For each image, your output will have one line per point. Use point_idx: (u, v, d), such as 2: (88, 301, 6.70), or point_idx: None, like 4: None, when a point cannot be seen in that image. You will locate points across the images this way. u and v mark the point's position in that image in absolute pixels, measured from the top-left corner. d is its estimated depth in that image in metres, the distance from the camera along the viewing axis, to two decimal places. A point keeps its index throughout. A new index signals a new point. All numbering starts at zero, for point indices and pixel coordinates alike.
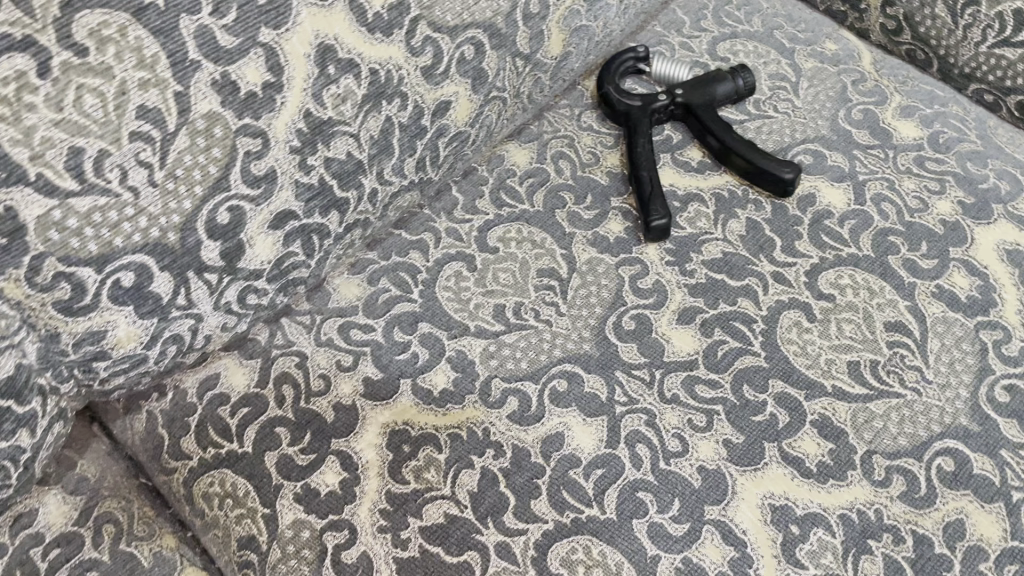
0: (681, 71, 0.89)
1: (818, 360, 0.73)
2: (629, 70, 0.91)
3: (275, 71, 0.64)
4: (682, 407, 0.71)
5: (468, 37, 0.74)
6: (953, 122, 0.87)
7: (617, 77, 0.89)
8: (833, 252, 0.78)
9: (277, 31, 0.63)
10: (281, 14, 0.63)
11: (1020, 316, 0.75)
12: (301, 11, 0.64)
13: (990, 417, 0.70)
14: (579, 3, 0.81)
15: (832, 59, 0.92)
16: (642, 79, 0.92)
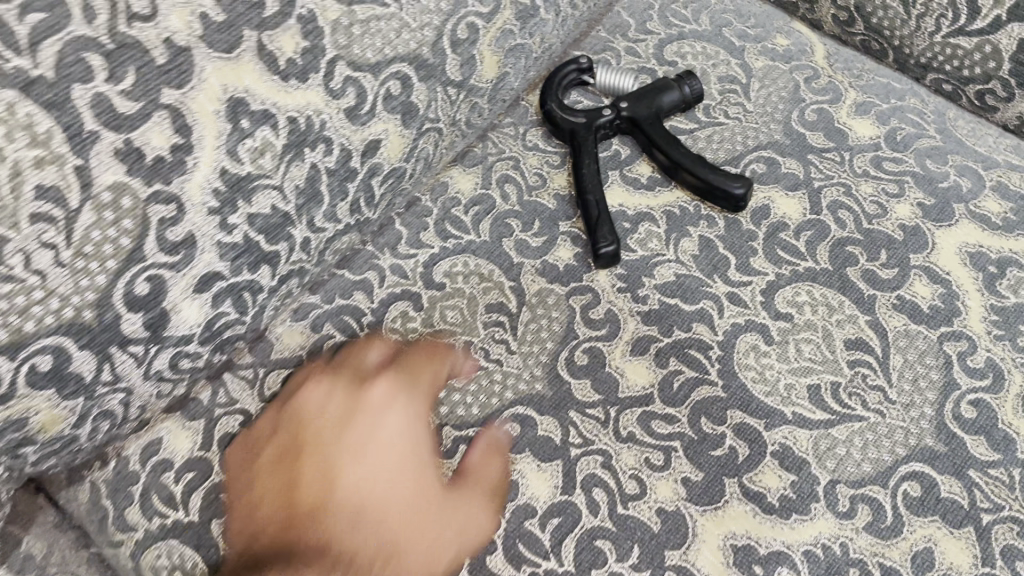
0: (627, 81, 0.86)
1: (777, 386, 0.70)
2: (573, 83, 0.87)
3: (183, 132, 0.60)
4: (639, 445, 0.69)
5: (393, 72, 0.70)
6: (910, 116, 0.84)
7: (561, 91, 0.86)
8: (789, 268, 0.75)
9: (181, 90, 0.59)
10: (185, 74, 0.59)
11: (985, 324, 0.72)
12: (205, 67, 0.60)
13: (957, 435, 0.68)
14: (511, 23, 0.77)
15: (783, 56, 0.88)
16: (588, 91, 0.89)
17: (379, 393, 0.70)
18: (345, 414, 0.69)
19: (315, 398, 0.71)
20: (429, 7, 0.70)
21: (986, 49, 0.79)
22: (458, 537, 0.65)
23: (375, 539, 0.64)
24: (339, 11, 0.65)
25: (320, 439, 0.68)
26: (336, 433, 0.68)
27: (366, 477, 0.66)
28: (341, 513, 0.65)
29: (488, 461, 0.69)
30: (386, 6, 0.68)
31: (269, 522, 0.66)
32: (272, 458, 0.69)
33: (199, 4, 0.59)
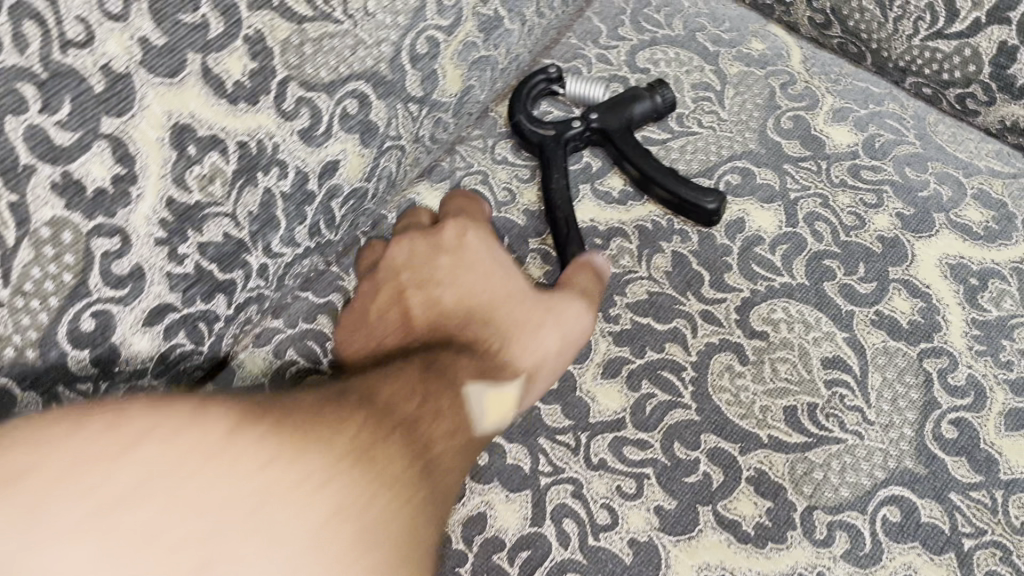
0: (598, 91, 0.83)
1: (752, 409, 0.68)
2: (543, 92, 0.84)
3: (125, 162, 0.58)
4: (610, 473, 0.66)
5: (350, 90, 0.67)
6: (889, 122, 0.81)
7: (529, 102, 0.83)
8: (764, 283, 0.73)
9: (122, 118, 0.56)
10: (124, 102, 0.56)
11: (967, 339, 0.70)
12: (147, 92, 0.57)
13: (938, 457, 0.66)
14: (474, 35, 0.74)
15: (759, 61, 0.86)
16: (558, 100, 0.86)
17: (459, 230, 0.70)
18: (421, 258, 0.68)
19: (401, 252, 0.70)
20: (385, 22, 0.67)
21: (966, 52, 0.75)
22: (558, 327, 0.66)
23: (483, 326, 0.64)
24: (289, 30, 0.62)
25: (409, 276, 0.68)
26: (450, 260, 0.68)
27: (482, 251, 0.69)
28: (466, 318, 0.64)
29: (591, 283, 0.71)
30: (340, 23, 0.65)
31: (396, 341, 0.66)
32: (386, 301, 0.68)
33: (138, 28, 0.56)
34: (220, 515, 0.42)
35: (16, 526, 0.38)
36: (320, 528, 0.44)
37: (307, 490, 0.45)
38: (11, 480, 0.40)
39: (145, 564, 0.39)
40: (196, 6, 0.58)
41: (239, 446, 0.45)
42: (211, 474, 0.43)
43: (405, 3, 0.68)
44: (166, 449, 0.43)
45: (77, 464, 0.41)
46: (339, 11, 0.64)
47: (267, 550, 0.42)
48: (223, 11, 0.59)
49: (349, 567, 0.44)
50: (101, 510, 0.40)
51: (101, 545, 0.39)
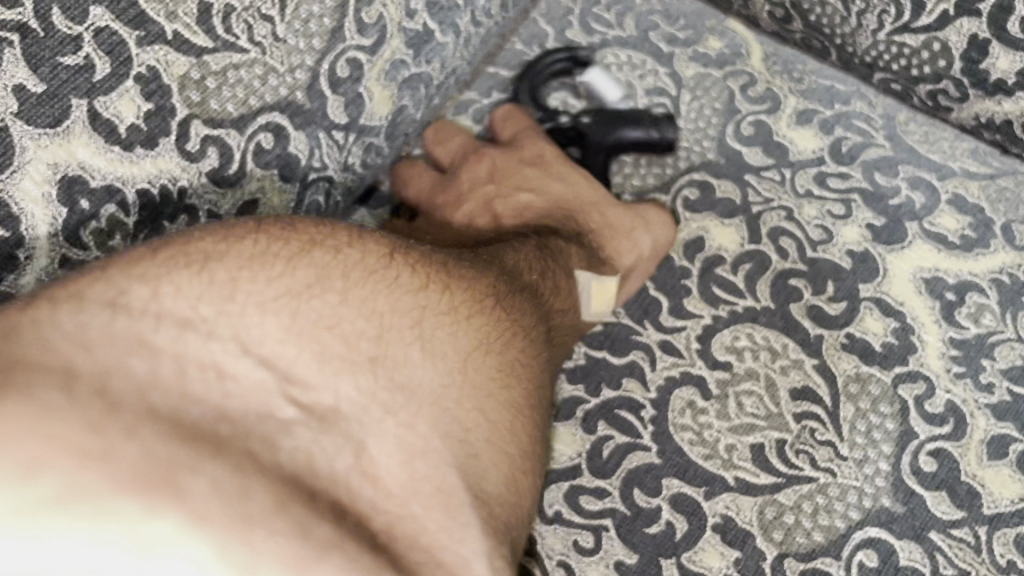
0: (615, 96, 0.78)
1: (717, 449, 0.64)
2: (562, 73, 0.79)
3: (8, 224, 0.49)
4: (566, 526, 0.62)
5: (262, 124, 0.60)
6: (857, 123, 0.75)
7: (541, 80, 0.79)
8: (727, 308, 0.68)
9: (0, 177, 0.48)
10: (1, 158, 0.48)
11: (944, 361, 0.66)
12: (28, 147, 0.49)
13: (916, 493, 0.61)
14: (402, 52, 0.68)
15: (717, 61, 0.80)
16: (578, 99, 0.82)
17: (541, 146, 0.71)
18: (505, 172, 0.70)
19: (482, 169, 0.70)
20: (298, 47, 0.60)
21: (935, 47, 0.66)
22: (649, 231, 0.68)
23: (583, 221, 0.68)
24: (187, 64, 0.55)
25: (495, 187, 0.69)
26: (538, 171, 0.70)
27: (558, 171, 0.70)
28: (565, 215, 0.68)
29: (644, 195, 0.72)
30: (245, 52, 0.58)
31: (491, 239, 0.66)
32: (472, 209, 0.69)
33: (13, 76, 0.48)
34: (392, 319, 0.47)
35: (217, 297, 0.44)
36: (470, 350, 0.50)
37: (457, 317, 0.50)
38: (207, 257, 0.45)
39: (335, 344, 0.46)
40: (79, 46, 0.51)
41: (399, 270, 0.50)
42: (366, 289, 0.48)
43: (319, 25, 0.61)
44: (339, 257, 0.48)
45: (265, 251, 0.46)
46: (244, 39, 0.57)
47: (428, 356, 0.48)
48: (109, 50, 0.52)
49: (494, 383, 0.50)
50: (292, 295, 0.45)
51: (292, 324, 0.45)
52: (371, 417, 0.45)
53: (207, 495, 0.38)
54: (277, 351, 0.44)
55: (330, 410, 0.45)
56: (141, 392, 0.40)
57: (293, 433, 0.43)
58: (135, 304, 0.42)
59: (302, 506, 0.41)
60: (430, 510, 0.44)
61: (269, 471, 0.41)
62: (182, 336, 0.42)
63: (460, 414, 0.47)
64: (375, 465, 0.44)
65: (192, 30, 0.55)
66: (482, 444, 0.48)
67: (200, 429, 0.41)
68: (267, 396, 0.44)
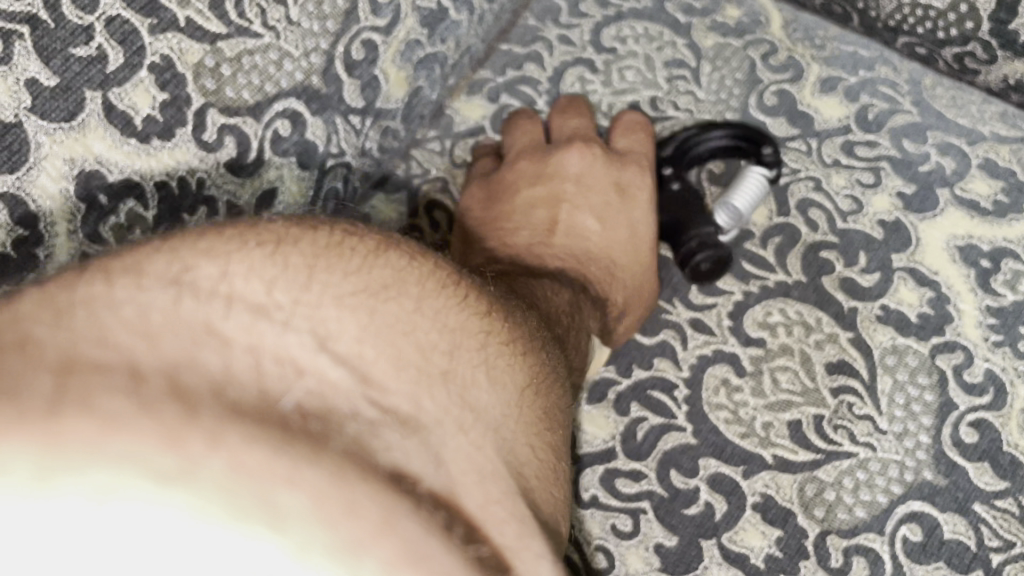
0: (738, 203, 0.66)
1: (753, 426, 0.63)
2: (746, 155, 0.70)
3: (27, 223, 0.48)
4: (603, 510, 0.61)
5: (281, 111, 0.58)
6: (883, 89, 0.73)
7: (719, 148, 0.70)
8: (757, 283, 0.67)
9: (15, 173, 0.47)
10: (16, 155, 0.47)
11: (982, 329, 0.65)
12: (43, 141, 0.48)
13: (958, 465, 0.61)
14: (417, 32, 0.65)
15: (736, 29, 0.77)
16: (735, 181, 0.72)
17: (643, 181, 0.68)
18: (594, 183, 0.67)
19: (574, 163, 0.67)
20: (312, 30, 0.58)
21: (961, 9, 0.64)
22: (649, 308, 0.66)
23: (619, 270, 0.65)
24: (201, 52, 0.53)
25: (573, 191, 0.67)
26: (619, 200, 0.67)
27: (623, 213, 0.66)
28: (605, 266, 0.65)
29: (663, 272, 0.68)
30: (259, 37, 0.55)
31: (533, 244, 0.65)
32: (537, 196, 0.67)
33: (24, 69, 0.46)
34: (463, 337, 0.39)
35: (292, 283, 0.36)
36: (525, 386, 0.42)
37: (515, 349, 0.43)
38: (278, 239, 0.37)
39: (412, 352, 0.37)
40: (90, 36, 0.48)
41: (469, 289, 0.42)
42: (443, 300, 0.39)
43: (333, 6, 0.59)
44: (416, 260, 0.40)
45: (338, 244, 0.38)
46: (257, 23, 0.55)
47: (494, 382, 0.40)
48: (122, 40, 0.49)
49: (542, 424, 0.43)
50: (371, 293, 0.37)
51: (371, 324, 0.37)
52: (447, 434, 0.37)
53: (307, 514, 0.30)
54: (355, 349, 0.36)
55: (411, 420, 0.36)
56: (216, 389, 0.32)
57: (381, 438, 0.34)
58: (205, 286, 0.34)
59: (408, 511, 0.33)
60: (517, 542, 0.36)
61: (368, 478, 0.32)
62: (255, 324, 0.34)
63: (517, 449, 0.40)
64: (459, 488, 0.36)
65: (204, 16, 0.52)
66: (534, 482, 0.40)
67: (288, 426, 0.32)
68: (345, 399, 0.35)
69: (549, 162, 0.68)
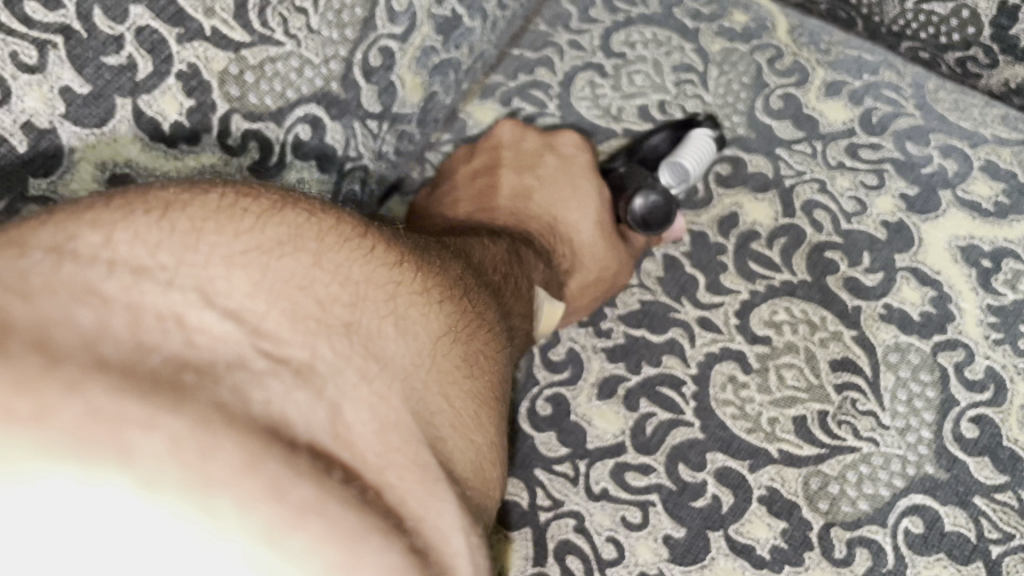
0: (685, 161, 0.69)
1: (760, 422, 0.65)
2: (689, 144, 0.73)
3: None
4: (613, 502, 0.63)
5: (300, 116, 0.60)
6: (887, 93, 0.75)
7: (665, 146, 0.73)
8: (763, 283, 0.69)
9: (51, 177, 0.49)
10: (51, 159, 0.49)
11: (982, 328, 0.66)
12: (75, 147, 0.50)
13: (959, 460, 0.62)
14: (432, 38, 0.67)
15: (743, 35, 0.79)
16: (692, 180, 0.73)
17: (580, 144, 0.70)
18: (532, 153, 0.70)
19: (509, 134, 0.71)
20: (332, 38, 0.60)
21: (964, 14, 0.66)
22: (605, 263, 0.66)
23: (563, 226, 0.67)
24: (225, 60, 0.54)
25: (512, 157, 0.69)
26: (558, 162, 0.69)
27: (565, 173, 0.68)
28: (547, 224, 0.66)
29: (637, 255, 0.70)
30: (281, 45, 0.57)
31: (474, 209, 0.66)
32: (477, 168, 0.70)
33: (59, 78, 0.48)
34: (366, 288, 0.42)
35: (177, 246, 0.37)
36: (441, 336, 0.44)
37: (430, 299, 0.45)
38: (166, 204, 0.38)
39: (310, 304, 0.39)
40: (121, 45, 0.50)
41: (376, 244, 0.44)
42: (341, 254, 0.42)
43: (352, 14, 0.60)
44: (314, 216, 0.42)
45: (229, 204, 0.40)
46: (279, 31, 0.56)
47: (404, 332, 0.42)
48: (151, 48, 0.51)
49: (459, 372, 0.44)
50: (263, 249, 0.39)
51: (263, 279, 0.38)
52: (346, 381, 0.38)
53: (164, 457, 0.31)
54: (246, 305, 0.37)
55: (306, 367, 0.37)
56: (88, 346, 0.32)
57: (265, 386, 0.35)
58: (83, 248, 0.35)
59: (281, 459, 0.33)
60: (414, 486, 0.37)
61: (237, 425, 0.33)
62: (135, 284, 0.35)
63: (427, 397, 0.41)
64: (352, 432, 0.37)
65: (230, 25, 0.54)
66: (448, 429, 0.42)
67: (158, 379, 0.33)
68: (233, 350, 0.36)
69: (490, 141, 0.71)
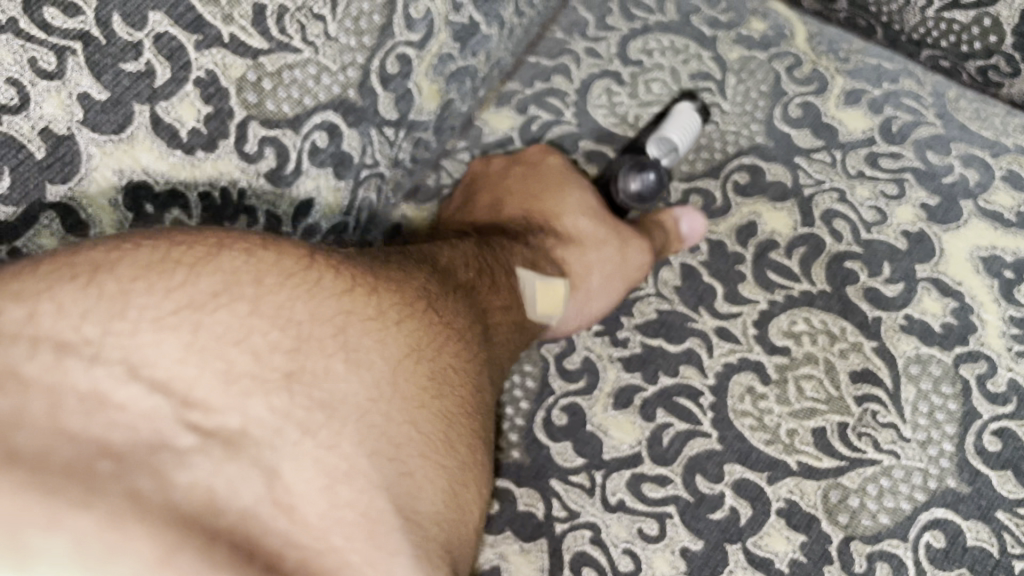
0: (673, 135, 0.71)
1: (778, 433, 0.64)
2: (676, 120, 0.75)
3: (78, 231, 0.50)
4: (630, 514, 0.63)
5: (317, 123, 0.59)
6: (907, 102, 0.74)
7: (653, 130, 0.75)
8: (782, 292, 0.68)
9: (68, 184, 0.49)
10: (68, 166, 0.49)
11: (1005, 340, 0.66)
12: (93, 154, 0.50)
13: (982, 473, 0.62)
14: (449, 46, 0.67)
15: (761, 43, 0.78)
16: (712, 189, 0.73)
17: (540, 149, 0.72)
18: (503, 169, 0.71)
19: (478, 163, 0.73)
20: (349, 46, 0.59)
21: (985, 23, 0.65)
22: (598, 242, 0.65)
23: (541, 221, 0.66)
24: (243, 67, 0.54)
25: (485, 178, 0.71)
26: (524, 168, 0.70)
27: (531, 174, 0.69)
28: (527, 222, 0.66)
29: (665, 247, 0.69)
30: (299, 52, 0.57)
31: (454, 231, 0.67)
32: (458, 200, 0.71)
33: (77, 84, 0.48)
34: (311, 329, 0.43)
35: (105, 315, 0.39)
36: (398, 362, 0.46)
37: (380, 327, 0.46)
38: (96, 268, 0.40)
39: (244, 363, 0.41)
40: (139, 53, 0.50)
41: (322, 273, 0.46)
42: (279, 298, 0.43)
43: (369, 22, 0.60)
44: (250, 260, 0.44)
45: (163, 261, 0.41)
46: (297, 39, 0.56)
47: (352, 367, 0.44)
48: (169, 55, 0.51)
49: (425, 394, 0.46)
50: (194, 306, 0.41)
51: (194, 341, 0.40)
52: (283, 440, 0.40)
53: (71, 548, 0.33)
54: (174, 372, 0.39)
55: (236, 433, 0.39)
56: (4, 432, 0.34)
57: (191, 462, 0.38)
58: (12, 324, 0.37)
59: (197, 547, 0.35)
60: (361, 543, 0.40)
61: (151, 508, 0.35)
62: (58, 363, 0.37)
63: (385, 431, 0.43)
64: (290, 493, 0.39)
65: (248, 31, 0.54)
66: (415, 457, 0.43)
67: (72, 468, 0.35)
68: (161, 423, 0.38)
69: (465, 176, 0.73)
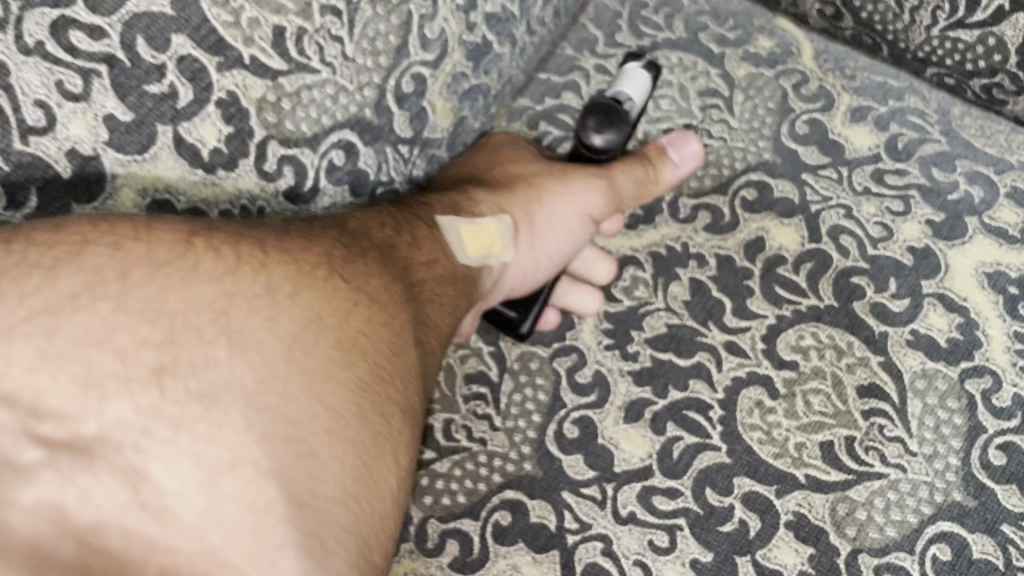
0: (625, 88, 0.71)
1: (787, 447, 0.65)
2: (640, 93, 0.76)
3: None
4: (641, 526, 0.64)
5: (334, 142, 0.60)
6: (912, 118, 0.75)
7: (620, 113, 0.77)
8: (790, 308, 0.69)
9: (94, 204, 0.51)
10: (93, 186, 0.51)
11: (1010, 355, 0.67)
12: (117, 174, 0.51)
13: (987, 487, 0.63)
14: (462, 65, 0.68)
15: (768, 60, 0.79)
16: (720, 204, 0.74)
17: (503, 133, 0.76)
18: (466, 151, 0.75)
19: None
20: (366, 66, 0.60)
21: (990, 42, 0.66)
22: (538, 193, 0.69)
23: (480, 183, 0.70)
24: (263, 88, 0.55)
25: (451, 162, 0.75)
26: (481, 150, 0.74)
27: (485, 152, 0.74)
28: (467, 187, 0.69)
29: (640, 193, 0.72)
30: (317, 72, 0.58)
31: None
32: None
33: (102, 105, 0.50)
34: (185, 317, 0.45)
35: None
36: (291, 340, 0.46)
37: (267, 306, 0.47)
38: None
39: (102, 361, 0.43)
40: (162, 74, 0.51)
41: (199, 256, 0.47)
42: (150, 290, 0.45)
43: (385, 42, 0.61)
44: (116, 253, 0.45)
45: (27, 268, 0.44)
46: (315, 60, 0.57)
47: (235, 350, 0.45)
48: (191, 77, 0.52)
49: (328, 367, 0.46)
50: (51, 311, 0.43)
51: (48, 347, 0.42)
52: (150, 436, 0.42)
53: None
54: (27, 381, 0.42)
55: (93, 440, 0.42)
56: None
57: (36, 478, 0.40)
58: None
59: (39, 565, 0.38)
60: (237, 534, 0.41)
61: None
62: None
63: (277, 408, 0.44)
64: (162, 490, 0.41)
65: (268, 53, 0.55)
66: (317, 433, 0.44)
67: None
68: (12, 439, 0.41)
69: None
